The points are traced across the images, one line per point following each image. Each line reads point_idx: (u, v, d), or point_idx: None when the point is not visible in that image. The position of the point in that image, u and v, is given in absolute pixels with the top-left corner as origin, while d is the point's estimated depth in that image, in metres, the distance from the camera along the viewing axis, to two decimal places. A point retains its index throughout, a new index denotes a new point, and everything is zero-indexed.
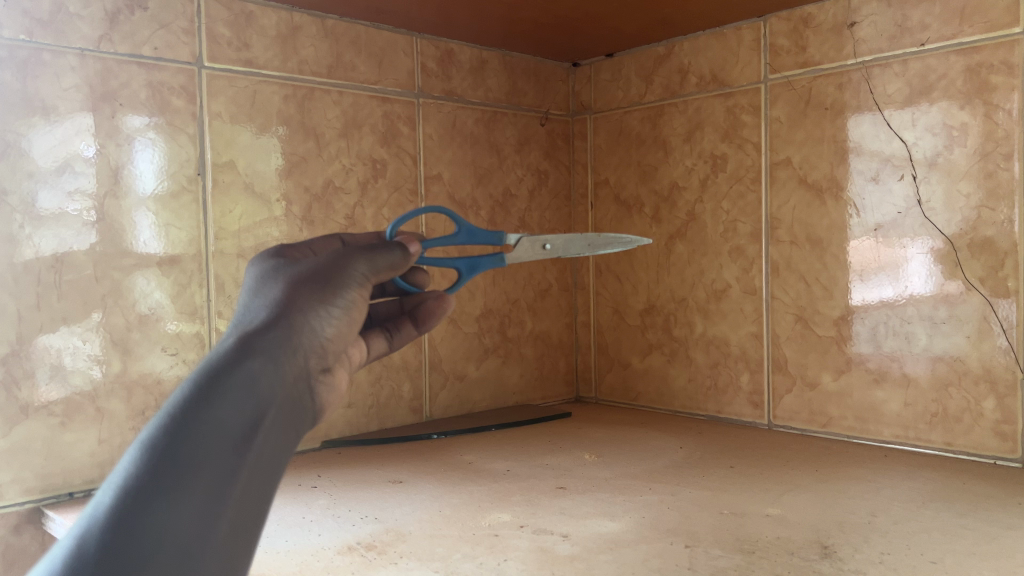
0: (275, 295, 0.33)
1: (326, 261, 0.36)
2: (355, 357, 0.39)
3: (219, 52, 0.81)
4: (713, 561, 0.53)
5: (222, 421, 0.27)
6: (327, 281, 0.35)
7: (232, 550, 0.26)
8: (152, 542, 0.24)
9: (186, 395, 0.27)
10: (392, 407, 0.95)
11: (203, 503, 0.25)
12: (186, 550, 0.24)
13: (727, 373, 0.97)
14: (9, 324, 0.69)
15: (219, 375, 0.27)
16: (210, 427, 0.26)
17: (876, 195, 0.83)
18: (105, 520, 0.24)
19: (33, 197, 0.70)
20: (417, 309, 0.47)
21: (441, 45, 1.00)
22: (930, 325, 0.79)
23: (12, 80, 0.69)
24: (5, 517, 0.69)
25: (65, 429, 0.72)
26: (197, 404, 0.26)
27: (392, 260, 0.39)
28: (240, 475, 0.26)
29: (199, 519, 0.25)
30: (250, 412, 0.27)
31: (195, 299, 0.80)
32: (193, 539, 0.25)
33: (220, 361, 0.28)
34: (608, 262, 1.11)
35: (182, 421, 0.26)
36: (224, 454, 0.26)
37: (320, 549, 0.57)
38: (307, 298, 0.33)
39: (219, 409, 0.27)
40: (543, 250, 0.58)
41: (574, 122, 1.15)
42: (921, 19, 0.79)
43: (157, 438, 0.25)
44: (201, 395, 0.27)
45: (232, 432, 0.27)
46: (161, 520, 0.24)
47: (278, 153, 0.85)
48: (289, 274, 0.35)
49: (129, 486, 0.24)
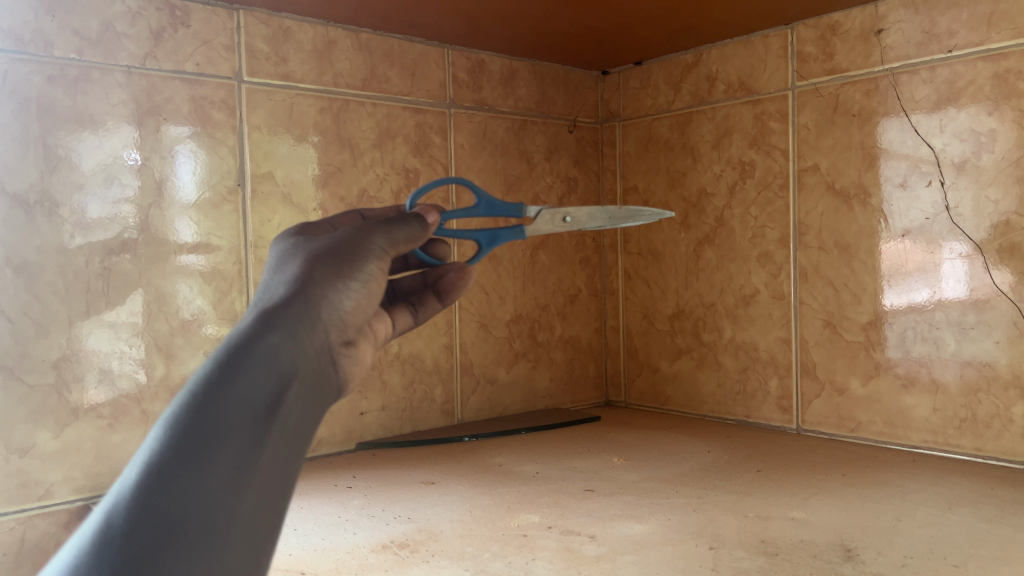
0: (294, 273, 0.33)
1: (343, 238, 0.36)
2: (380, 331, 0.40)
3: (258, 67, 0.84)
4: (737, 563, 0.54)
5: (243, 393, 0.27)
6: (344, 257, 0.35)
7: (259, 523, 0.26)
8: (179, 515, 0.24)
9: (208, 372, 0.27)
10: (424, 410, 0.97)
11: (228, 472, 0.25)
12: (213, 520, 0.25)
13: (757, 378, 0.98)
14: (61, 329, 0.72)
15: (239, 352, 0.28)
16: (233, 399, 0.26)
17: (903, 201, 0.83)
18: (131, 496, 0.24)
19: (82, 208, 0.73)
20: (439, 283, 0.48)
21: (472, 56, 1.02)
22: (959, 331, 0.79)
23: (63, 96, 0.72)
24: (56, 514, 0.72)
25: (113, 430, 0.76)
26: (219, 378, 0.27)
27: (412, 231, 0.39)
28: (265, 449, 0.27)
29: (229, 487, 0.25)
30: (271, 387, 0.28)
31: (235, 305, 0.83)
32: (222, 507, 0.25)
33: (242, 335, 0.28)
34: (637, 267, 1.12)
35: (206, 397, 0.26)
36: (247, 425, 0.26)
37: (354, 546, 0.60)
38: (325, 274, 0.33)
39: (241, 383, 0.27)
40: (563, 222, 0.59)
41: (603, 129, 1.16)
42: (949, 26, 0.79)
43: (180, 413, 0.26)
44: (225, 370, 0.27)
45: (254, 404, 0.27)
46: (189, 489, 0.25)
47: (315, 163, 0.88)
48: (308, 251, 0.35)
49: (157, 458, 0.25)
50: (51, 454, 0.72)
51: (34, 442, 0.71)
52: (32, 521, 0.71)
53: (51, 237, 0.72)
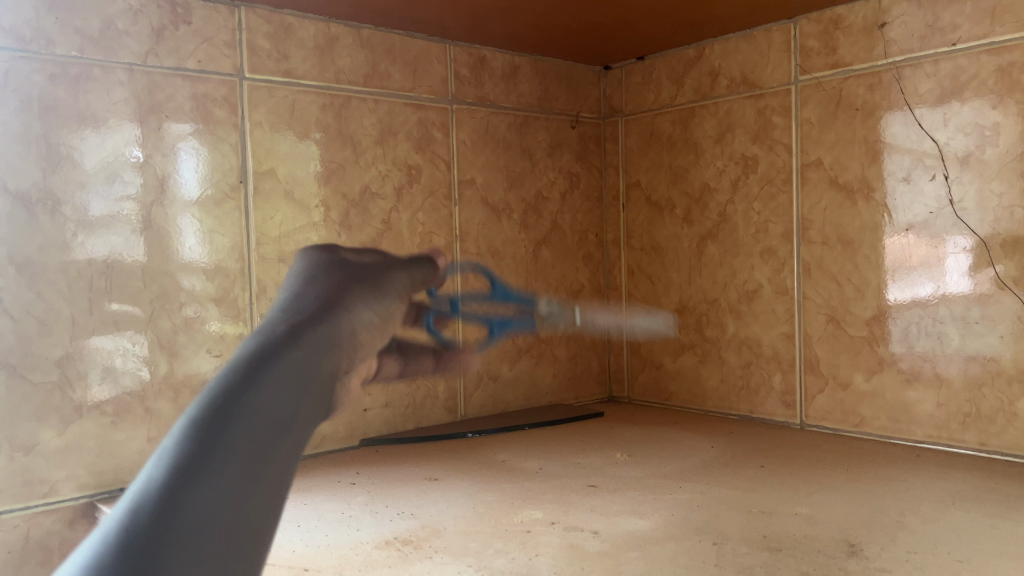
0: (320, 288, 0.31)
1: (366, 266, 0.35)
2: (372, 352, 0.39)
3: (260, 64, 0.84)
4: (741, 559, 0.54)
5: (281, 404, 0.24)
6: (370, 284, 0.33)
7: (275, 542, 0.22)
8: (207, 531, 0.20)
9: (239, 372, 0.24)
10: (427, 406, 0.97)
11: (253, 474, 0.22)
12: (244, 542, 0.21)
13: (760, 374, 0.98)
14: (64, 327, 0.72)
15: (274, 361, 0.25)
16: (270, 410, 0.23)
17: (907, 195, 0.82)
18: (155, 500, 0.20)
19: (84, 205, 0.73)
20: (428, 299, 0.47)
21: (474, 52, 1.02)
22: (963, 325, 0.79)
23: (64, 94, 0.72)
24: (61, 511, 0.73)
25: (116, 428, 0.76)
26: (254, 383, 0.24)
27: (427, 270, 0.38)
28: (288, 456, 0.23)
29: (252, 490, 0.21)
30: (301, 407, 0.25)
31: (238, 303, 0.83)
32: (255, 524, 0.21)
33: (277, 344, 0.26)
34: (640, 263, 1.12)
35: (241, 397, 0.23)
36: (274, 428, 0.23)
37: (358, 543, 0.60)
38: (353, 297, 0.31)
39: (275, 393, 0.24)
40: None
41: (605, 124, 1.16)
42: (952, 19, 0.79)
43: (210, 412, 0.22)
44: (260, 373, 0.24)
45: (288, 419, 0.24)
46: (223, 497, 0.21)
47: (317, 160, 0.88)
48: (333, 268, 0.33)
49: (176, 455, 0.21)
50: (55, 451, 0.72)
51: (38, 439, 0.71)
52: (36, 518, 0.71)
53: (53, 235, 0.72)
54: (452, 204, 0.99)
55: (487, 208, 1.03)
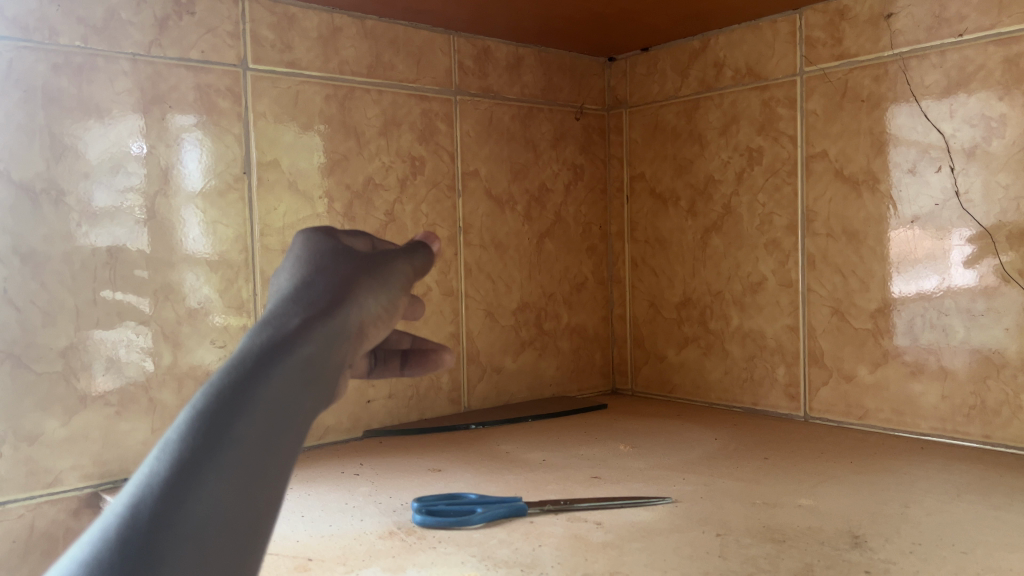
0: (292, 314, 0.30)
1: (342, 278, 0.33)
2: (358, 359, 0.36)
3: (263, 54, 0.84)
4: (744, 549, 0.54)
5: (225, 465, 0.24)
6: (343, 299, 0.32)
7: (257, 543, 0.24)
8: None
9: (183, 443, 0.24)
10: (431, 398, 0.97)
11: (248, 471, 0.25)
12: None
13: (764, 366, 0.98)
14: (68, 317, 0.73)
15: (223, 420, 0.25)
16: (215, 475, 0.24)
17: (913, 187, 0.82)
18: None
19: (88, 196, 0.73)
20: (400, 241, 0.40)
21: (478, 43, 1.01)
22: (968, 318, 0.79)
23: (69, 85, 0.72)
24: (65, 501, 0.73)
25: (120, 419, 0.76)
26: (198, 451, 0.24)
27: (426, 258, 0.39)
28: (283, 452, 0.26)
29: (231, 507, 0.24)
30: (252, 466, 0.25)
31: (242, 294, 0.83)
32: None
33: (224, 400, 0.25)
34: (644, 255, 1.12)
35: (185, 470, 0.24)
36: (278, 421, 0.26)
37: (362, 533, 0.60)
38: (323, 316, 0.30)
39: (226, 456, 0.24)
40: None
41: (610, 116, 1.15)
42: (959, 9, 0.78)
43: (149, 490, 0.23)
44: (204, 441, 0.24)
45: (238, 483, 0.24)
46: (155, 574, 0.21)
47: (320, 151, 0.88)
48: (310, 287, 0.32)
49: (171, 468, 0.24)
50: (59, 441, 0.73)
51: (42, 430, 0.72)
52: (41, 508, 0.72)
53: (58, 225, 0.72)
54: (456, 196, 0.99)
55: (491, 200, 1.02)
